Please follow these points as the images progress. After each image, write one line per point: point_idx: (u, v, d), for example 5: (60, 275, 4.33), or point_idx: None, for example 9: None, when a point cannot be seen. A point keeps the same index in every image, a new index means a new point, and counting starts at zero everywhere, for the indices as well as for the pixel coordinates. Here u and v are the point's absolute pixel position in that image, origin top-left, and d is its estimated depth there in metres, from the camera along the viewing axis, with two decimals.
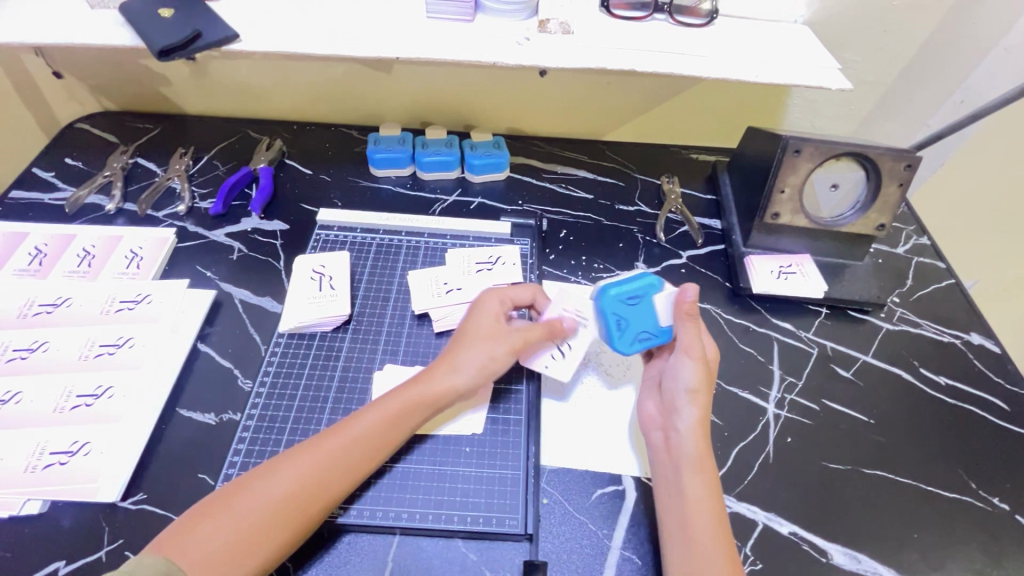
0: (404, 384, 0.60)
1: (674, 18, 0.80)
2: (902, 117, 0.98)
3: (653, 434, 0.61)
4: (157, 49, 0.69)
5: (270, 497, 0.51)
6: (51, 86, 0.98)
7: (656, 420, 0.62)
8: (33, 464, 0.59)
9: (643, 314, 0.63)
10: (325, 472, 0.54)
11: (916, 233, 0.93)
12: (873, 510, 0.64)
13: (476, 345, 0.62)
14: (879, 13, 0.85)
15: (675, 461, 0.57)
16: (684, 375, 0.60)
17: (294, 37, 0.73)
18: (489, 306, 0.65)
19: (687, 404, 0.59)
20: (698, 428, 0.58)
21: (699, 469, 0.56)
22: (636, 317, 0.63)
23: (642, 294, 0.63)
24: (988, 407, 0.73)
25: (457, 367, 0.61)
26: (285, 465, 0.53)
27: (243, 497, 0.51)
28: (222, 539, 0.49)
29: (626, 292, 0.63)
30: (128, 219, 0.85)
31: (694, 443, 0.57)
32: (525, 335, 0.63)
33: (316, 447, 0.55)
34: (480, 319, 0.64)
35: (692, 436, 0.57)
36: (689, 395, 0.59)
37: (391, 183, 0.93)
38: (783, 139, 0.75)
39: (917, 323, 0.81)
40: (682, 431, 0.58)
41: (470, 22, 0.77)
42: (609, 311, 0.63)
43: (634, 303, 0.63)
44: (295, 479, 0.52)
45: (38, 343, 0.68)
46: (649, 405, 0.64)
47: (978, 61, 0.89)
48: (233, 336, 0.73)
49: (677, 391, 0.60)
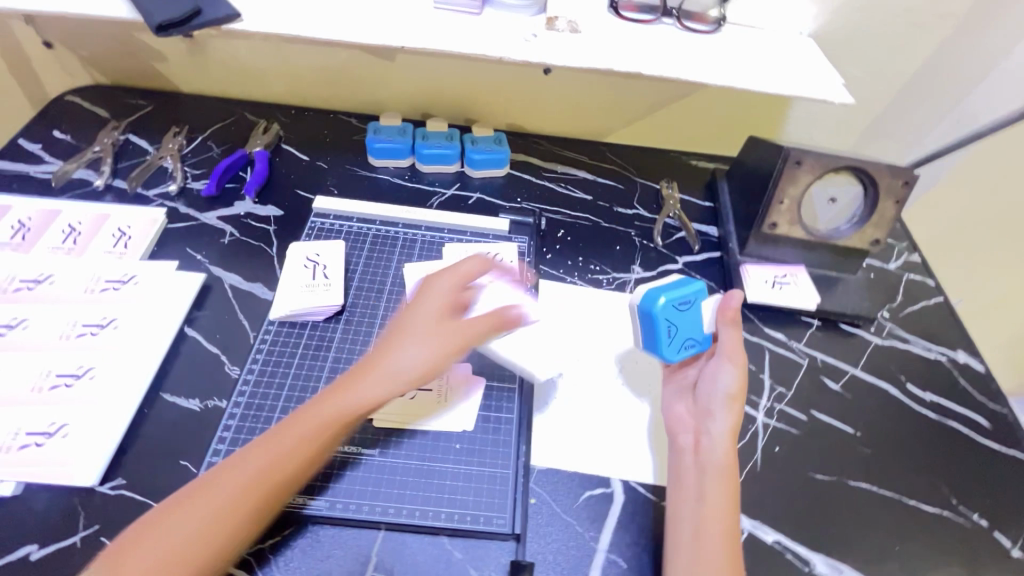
0: (341, 380, 0.56)
1: (682, 23, 0.80)
2: (899, 134, 0.99)
3: (682, 435, 0.61)
4: (155, 24, 0.67)
5: (212, 504, 0.49)
6: (40, 56, 0.95)
7: (687, 421, 0.62)
8: (7, 445, 0.57)
9: (690, 322, 0.65)
10: (268, 477, 0.51)
11: (908, 250, 0.95)
12: (856, 521, 0.64)
13: (417, 336, 0.57)
14: (883, 29, 0.86)
15: (701, 465, 0.57)
16: (725, 379, 0.61)
17: (298, 19, 0.72)
18: (439, 287, 0.61)
19: (724, 409, 0.60)
20: (730, 436, 0.58)
21: (723, 475, 0.56)
22: (685, 324, 0.64)
23: (693, 300, 0.65)
24: (970, 424, 0.74)
25: (394, 359, 0.56)
26: (235, 468, 0.51)
27: (189, 504, 0.49)
28: (167, 549, 0.47)
29: (676, 298, 0.64)
30: (116, 196, 0.83)
31: (724, 450, 0.58)
32: (466, 324, 0.58)
33: (257, 449, 0.52)
34: (428, 303, 0.59)
35: (724, 443, 0.58)
36: (726, 402, 0.60)
37: (389, 173, 0.92)
38: (784, 150, 0.75)
39: (905, 338, 0.82)
40: (715, 436, 0.59)
41: (477, 15, 0.77)
42: (660, 317, 0.63)
43: (685, 309, 0.64)
44: (238, 484, 0.50)
45: (17, 319, 0.66)
46: (679, 407, 0.64)
47: (975, 83, 0.90)
48: (221, 321, 0.71)
49: (716, 394, 0.61)
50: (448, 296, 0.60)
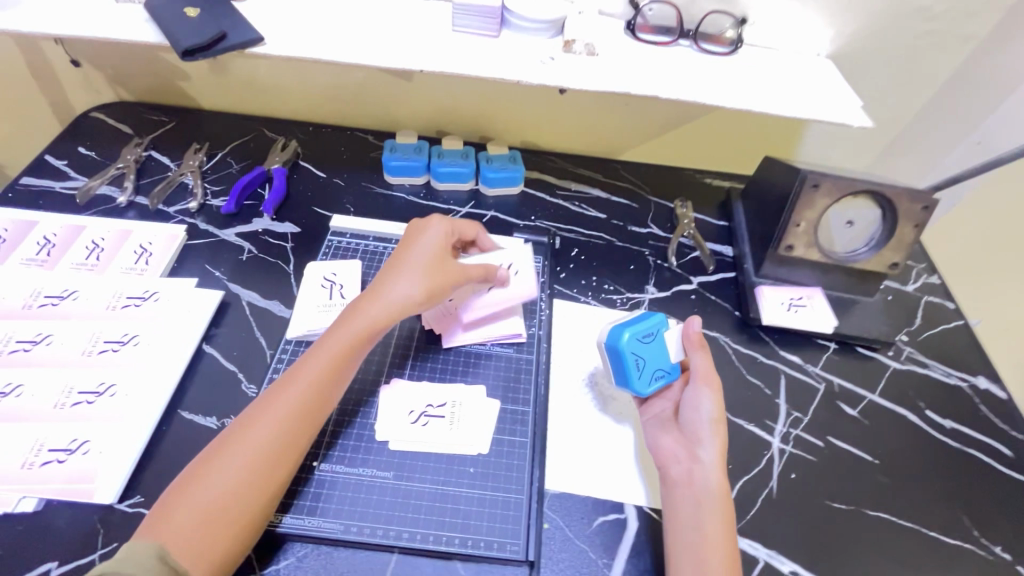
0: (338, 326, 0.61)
1: (698, 45, 0.80)
2: (917, 154, 0.98)
3: (672, 468, 0.60)
4: (181, 48, 0.69)
5: (245, 454, 0.52)
6: (67, 74, 0.98)
7: (676, 453, 0.61)
8: (30, 461, 0.58)
9: (656, 353, 0.65)
10: (290, 415, 0.55)
11: (926, 272, 0.93)
12: (874, 552, 0.63)
13: (410, 273, 0.64)
14: (901, 51, 0.85)
15: (696, 496, 0.57)
16: (706, 406, 0.61)
17: (319, 43, 0.73)
18: (431, 231, 0.68)
19: (710, 435, 0.60)
20: (720, 462, 0.58)
21: (719, 505, 0.56)
22: (652, 356, 0.65)
23: (655, 332, 0.66)
24: (992, 452, 0.73)
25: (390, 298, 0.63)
26: (258, 417, 0.55)
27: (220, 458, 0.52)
28: (211, 503, 0.50)
29: (640, 331, 0.65)
30: (138, 213, 0.85)
31: (718, 479, 0.57)
32: (460, 267, 0.67)
33: (273, 396, 0.56)
34: (421, 247, 0.66)
35: (716, 471, 0.58)
36: (712, 427, 0.60)
37: (404, 191, 0.93)
38: (801, 173, 0.75)
39: (925, 363, 0.81)
40: (707, 465, 0.58)
41: (494, 38, 0.77)
42: (627, 351, 0.64)
43: (649, 342, 0.65)
44: (265, 430, 0.54)
45: (41, 336, 0.67)
46: (665, 439, 0.62)
47: (996, 105, 0.90)
48: (238, 339, 0.72)
49: (701, 421, 0.61)
50: (434, 234, 0.68)
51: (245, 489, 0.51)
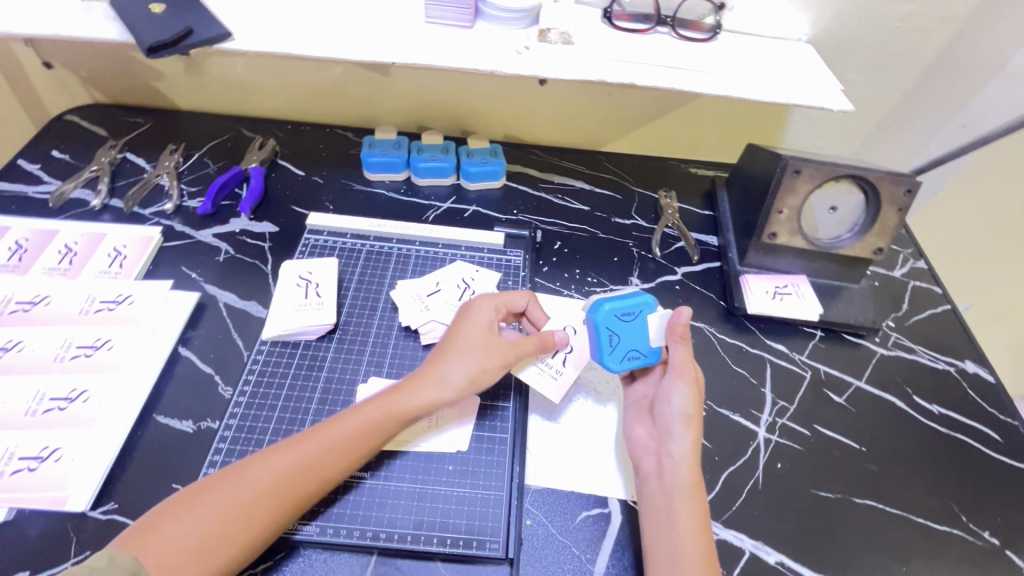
0: (385, 392, 0.58)
1: (676, 31, 0.79)
2: (902, 138, 0.97)
3: (644, 460, 0.59)
4: (146, 45, 0.68)
5: (247, 491, 0.50)
6: (40, 76, 0.96)
7: (649, 445, 0.60)
8: (0, 470, 0.57)
9: (635, 333, 0.63)
10: (304, 471, 0.52)
11: (913, 257, 0.93)
12: (862, 540, 0.63)
13: (467, 354, 0.60)
14: (883, 33, 0.84)
15: (667, 488, 0.56)
16: (678, 399, 0.59)
17: (289, 37, 0.72)
18: (482, 310, 0.64)
19: (681, 429, 0.58)
20: (691, 455, 0.57)
21: (690, 498, 0.55)
22: (629, 334, 0.63)
23: (638, 312, 0.64)
24: (980, 437, 0.72)
25: (443, 373, 0.59)
26: (273, 456, 0.53)
27: (223, 487, 0.50)
28: (199, 530, 0.48)
29: (620, 308, 0.63)
30: (113, 215, 0.83)
31: (687, 471, 0.56)
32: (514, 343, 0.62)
33: (297, 442, 0.54)
34: (474, 326, 0.62)
35: (686, 464, 0.56)
36: (683, 421, 0.59)
37: (384, 187, 0.92)
38: (783, 159, 0.74)
39: (912, 349, 0.80)
40: (676, 459, 0.57)
41: (468, 29, 0.76)
42: (602, 325, 0.63)
43: (629, 320, 0.63)
44: (275, 470, 0.52)
45: (13, 342, 0.66)
46: (640, 429, 0.62)
47: (980, 86, 0.89)
48: (215, 341, 0.71)
49: (672, 415, 0.59)
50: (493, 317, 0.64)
51: (232, 532, 0.48)
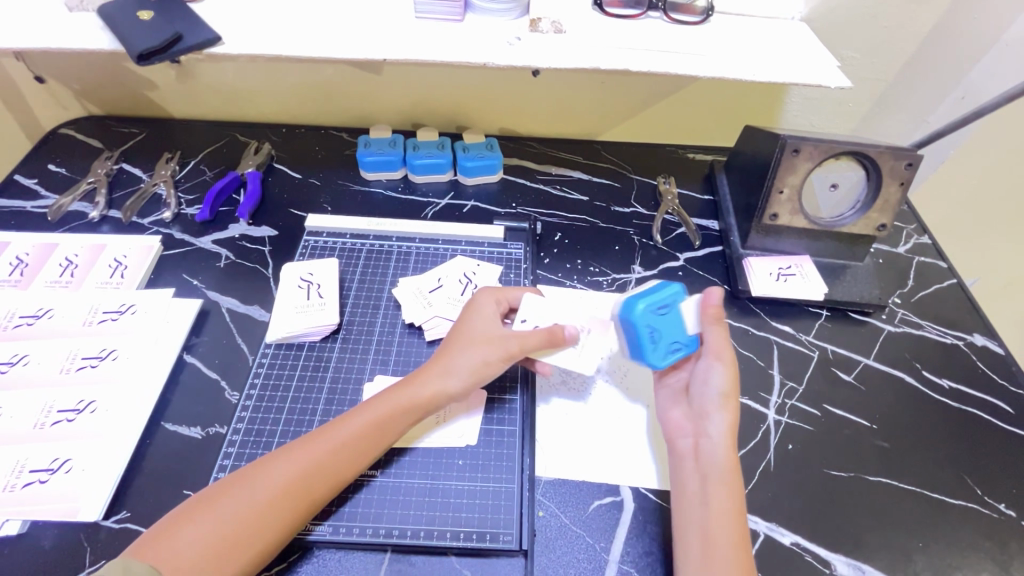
0: (392, 388, 0.58)
1: (668, 16, 0.78)
2: (901, 113, 0.96)
3: (679, 441, 0.59)
4: (136, 53, 0.67)
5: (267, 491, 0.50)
6: (33, 90, 0.96)
7: (685, 427, 0.60)
8: (12, 483, 0.57)
9: (672, 324, 0.61)
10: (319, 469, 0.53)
11: (917, 232, 0.92)
12: (877, 517, 0.62)
13: (470, 348, 0.60)
14: (877, 8, 0.83)
15: (703, 472, 0.55)
16: (716, 379, 0.59)
17: (279, 39, 0.72)
18: (485, 309, 0.64)
19: (718, 409, 0.58)
20: (728, 437, 0.57)
21: (727, 480, 0.54)
22: (667, 328, 0.61)
23: (671, 303, 0.61)
24: (992, 410, 0.71)
25: (449, 368, 0.59)
26: (290, 455, 0.53)
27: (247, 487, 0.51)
28: (219, 532, 0.48)
29: (656, 303, 0.60)
30: (112, 226, 0.83)
31: (725, 453, 0.56)
32: (519, 336, 0.61)
33: (308, 439, 0.54)
34: (476, 321, 0.62)
35: (723, 445, 0.56)
36: (721, 401, 0.58)
37: (382, 186, 0.91)
38: (782, 138, 0.73)
39: (919, 325, 0.79)
40: (714, 440, 0.57)
41: (459, 22, 0.76)
42: (642, 324, 0.60)
43: (664, 313, 0.61)
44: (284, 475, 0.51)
45: (18, 356, 0.66)
46: (675, 412, 0.62)
47: (978, 56, 0.88)
48: (220, 346, 0.71)
49: (708, 397, 0.59)
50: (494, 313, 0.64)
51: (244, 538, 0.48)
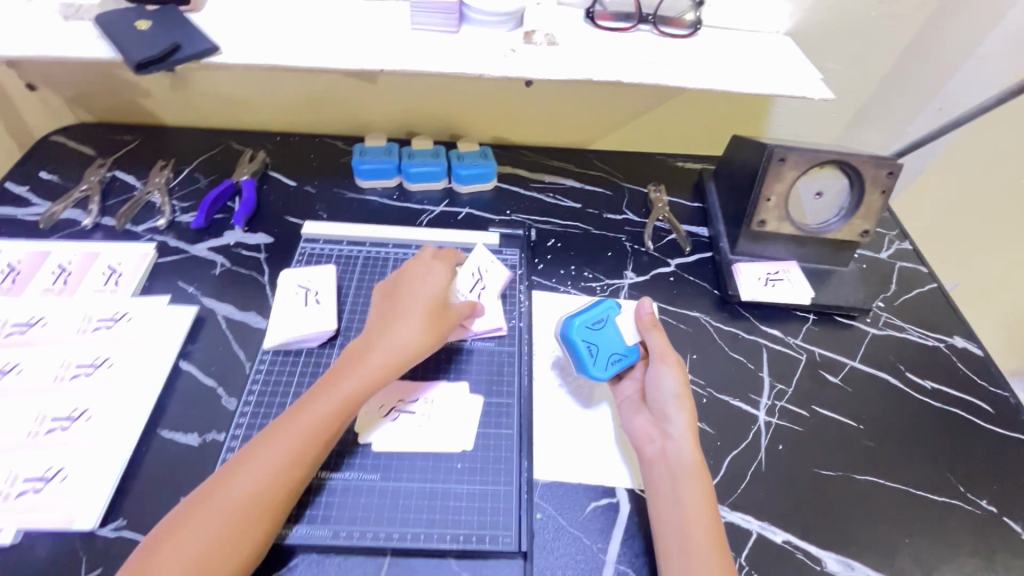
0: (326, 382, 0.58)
1: (658, 29, 0.81)
2: (881, 124, 0.99)
3: (647, 448, 0.60)
4: (134, 62, 0.68)
5: (253, 480, 0.51)
6: (24, 98, 0.96)
7: (651, 433, 0.60)
8: (6, 492, 0.56)
9: (610, 338, 0.66)
10: (299, 458, 0.53)
11: (899, 238, 0.95)
12: (865, 515, 0.64)
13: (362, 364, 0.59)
14: (857, 22, 0.86)
15: (672, 471, 0.57)
16: (668, 381, 0.62)
17: (277, 49, 0.73)
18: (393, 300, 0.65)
19: (676, 409, 0.60)
20: (691, 434, 0.59)
21: (695, 476, 0.56)
22: (606, 341, 0.65)
23: (605, 317, 0.66)
24: (973, 409, 0.74)
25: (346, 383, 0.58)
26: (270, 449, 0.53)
27: (225, 485, 0.51)
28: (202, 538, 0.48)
29: (590, 318, 0.66)
30: (106, 234, 0.83)
31: (689, 449, 0.58)
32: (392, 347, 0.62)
33: (281, 428, 0.55)
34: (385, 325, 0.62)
35: (687, 443, 0.58)
36: (677, 402, 0.61)
37: (377, 194, 0.92)
38: (768, 147, 0.76)
39: (902, 328, 0.82)
40: (678, 440, 0.58)
41: (455, 34, 0.77)
42: (578, 339, 0.65)
43: (600, 327, 0.66)
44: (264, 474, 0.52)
45: (10, 364, 0.65)
46: (638, 420, 0.62)
47: (953, 69, 0.91)
48: (216, 353, 0.71)
49: (666, 399, 0.61)
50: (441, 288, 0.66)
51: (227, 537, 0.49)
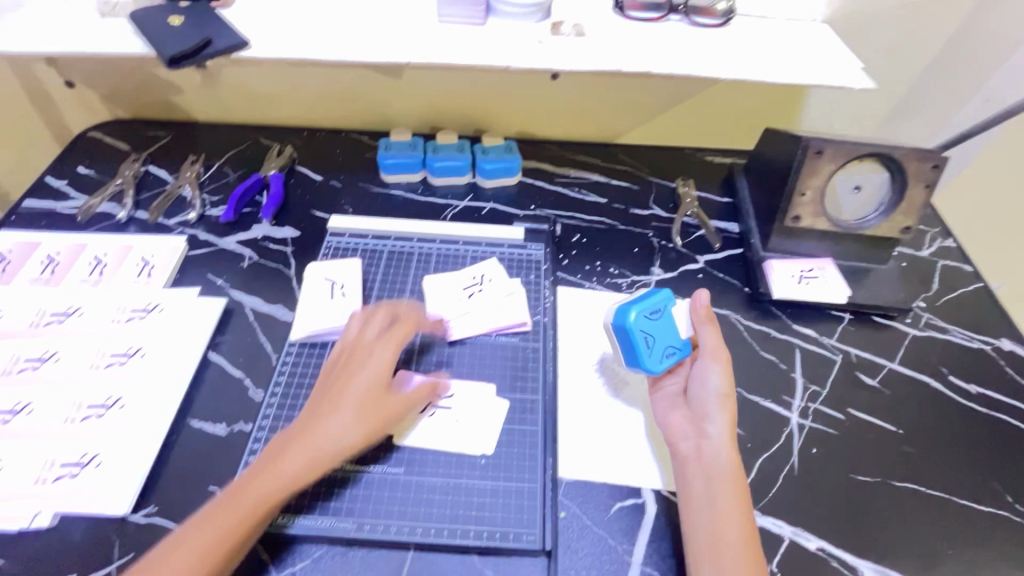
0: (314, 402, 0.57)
1: (690, 19, 0.78)
2: (924, 115, 0.95)
3: (680, 444, 0.58)
4: (167, 56, 0.69)
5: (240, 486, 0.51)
6: (62, 94, 0.98)
7: (686, 430, 0.59)
8: (43, 477, 0.58)
9: (667, 329, 0.64)
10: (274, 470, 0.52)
11: (941, 235, 0.91)
12: (904, 523, 0.61)
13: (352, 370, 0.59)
14: (899, 10, 0.83)
15: (706, 472, 0.55)
16: (714, 380, 0.60)
17: (305, 43, 0.73)
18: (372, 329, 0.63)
19: (718, 409, 0.58)
20: (729, 437, 0.56)
21: (729, 481, 0.54)
22: (662, 332, 0.64)
23: (663, 308, 0.64)
24: (1023, 416, 0.70)
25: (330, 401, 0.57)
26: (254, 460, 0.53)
27: (262, 457, 0.53)
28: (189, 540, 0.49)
29: (647, 308, 0.64)
30: (138, 227, 0.85)
31: (726, 455, 0.55)
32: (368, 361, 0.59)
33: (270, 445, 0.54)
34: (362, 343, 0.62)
35: (725, 445, 0.56)
36: (720, 401, 0.59)
37: (401, 189, 0.92)
38: (803, 140, 0.73)
39: (945, 329, 0.78)
40: (716, 440, 0.56)
41: (481, 26, 0.76)
42: (637, 328, 0.63)
43: (657, 318, 0.64)
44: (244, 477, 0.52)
45: (49, 353, 0.67)
46: (675, 415, 0.60)
47: (1002, 58, 0.87)
48: (244, 345, 0.72)
49: (709, 397, 0.59)
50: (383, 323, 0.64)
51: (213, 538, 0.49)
